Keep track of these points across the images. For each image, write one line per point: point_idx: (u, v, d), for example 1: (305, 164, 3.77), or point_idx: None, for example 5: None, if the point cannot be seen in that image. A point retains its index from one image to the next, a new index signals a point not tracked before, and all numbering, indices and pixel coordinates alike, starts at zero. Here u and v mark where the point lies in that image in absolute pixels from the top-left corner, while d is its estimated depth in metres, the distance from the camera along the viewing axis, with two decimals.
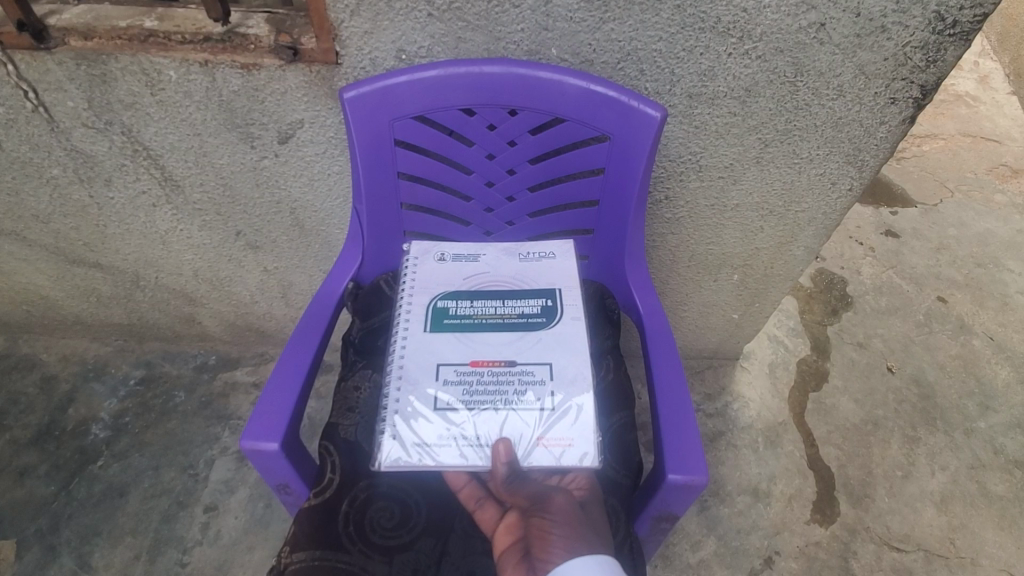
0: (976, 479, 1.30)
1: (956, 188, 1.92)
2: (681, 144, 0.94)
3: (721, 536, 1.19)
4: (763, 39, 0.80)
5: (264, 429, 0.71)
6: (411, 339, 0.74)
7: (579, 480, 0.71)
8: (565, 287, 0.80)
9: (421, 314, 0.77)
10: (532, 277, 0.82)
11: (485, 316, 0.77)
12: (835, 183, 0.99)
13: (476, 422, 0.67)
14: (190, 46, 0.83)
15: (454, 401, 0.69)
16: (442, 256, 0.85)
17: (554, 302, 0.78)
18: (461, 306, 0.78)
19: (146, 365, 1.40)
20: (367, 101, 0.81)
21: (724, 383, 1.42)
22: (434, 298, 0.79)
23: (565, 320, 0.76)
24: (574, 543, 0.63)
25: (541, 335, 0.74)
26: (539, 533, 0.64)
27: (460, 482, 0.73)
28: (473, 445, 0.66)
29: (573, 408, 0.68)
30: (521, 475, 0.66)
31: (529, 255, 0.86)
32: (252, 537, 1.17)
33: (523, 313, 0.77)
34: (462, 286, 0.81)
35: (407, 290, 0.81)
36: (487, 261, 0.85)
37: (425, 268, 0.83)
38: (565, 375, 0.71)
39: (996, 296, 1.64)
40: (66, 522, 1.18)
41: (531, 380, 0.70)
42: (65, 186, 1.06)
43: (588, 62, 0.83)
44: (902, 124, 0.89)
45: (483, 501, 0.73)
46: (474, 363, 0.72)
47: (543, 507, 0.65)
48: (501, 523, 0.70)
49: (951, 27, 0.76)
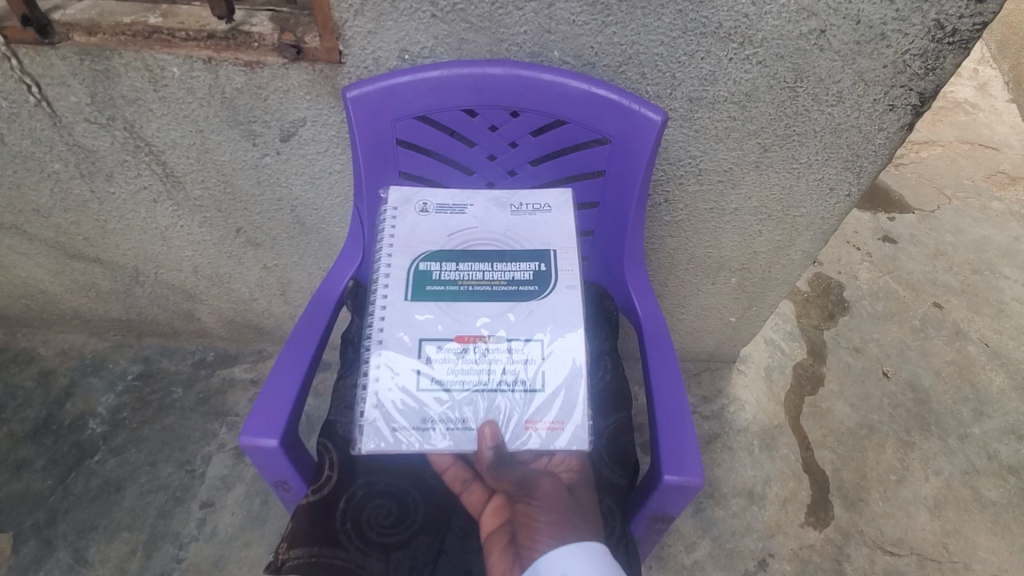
0: (969, 485, 1.31)
1: (954, 195, 1.93)
2: (681, 147, 0.94)
3: (716, 538, 1.20)
4: (763, 45, 0.80)
5: (264, 425, 0.72)
6: (392, 307, 0.72)
7: (569, 462, 0.72)
8: (559, 247, 0.77)
9: (401, 278, 0.75)
10: (525, 235, 0.79)
11: (471, 282, 0.74)
12: (833, 189, 1.00)
13: (462, 404, 0.67)
14: (193, 44, 0.83)
15: (439, 381, 0.68)
16: (424, 206, 0.81)
17: (546, 267, 0.76)
18: (445, 269, 0.76)
19: (145, 360, 1.41)
20: (371, 101, 0.81)
21: (720, 386, 1.42)
22: (416, 260, 0.76)
23: (559, 289, 0.74)
24: (560, 531, 0.64)
25: (532, 305, 0.73)
26: (525, 520, 0.65)
27: (445, 465, 0.72)
28: (460, 428, 0.67)
29: (562, 390, 0.69)
30: (507, 460, 0.66)
31: (521, 208, 0.82)
32: (248, 534, 1.17)
33: (512, 278, 0.75)
34: (446, 245, 0.78)
35: (386, 251, 0.77)
36: (474, 213, 0.81)
37: (405, 221, 0.79)
38: (554, 355, 0.70)
39: (992, 302, 1.65)
40: (62, 516, 1.18)
41: (519, 358, 0.69)
42: (66, 181, 1.06)
43: (590, 65, 0.84)
44: (900, 131, 0.89)
45: (470, 483, 0.72)
46: (460, 339, 0.70)
47: (528, 493, 0.66)
48: (489, 506, 0.71)
49: (950, 35, 0.77)
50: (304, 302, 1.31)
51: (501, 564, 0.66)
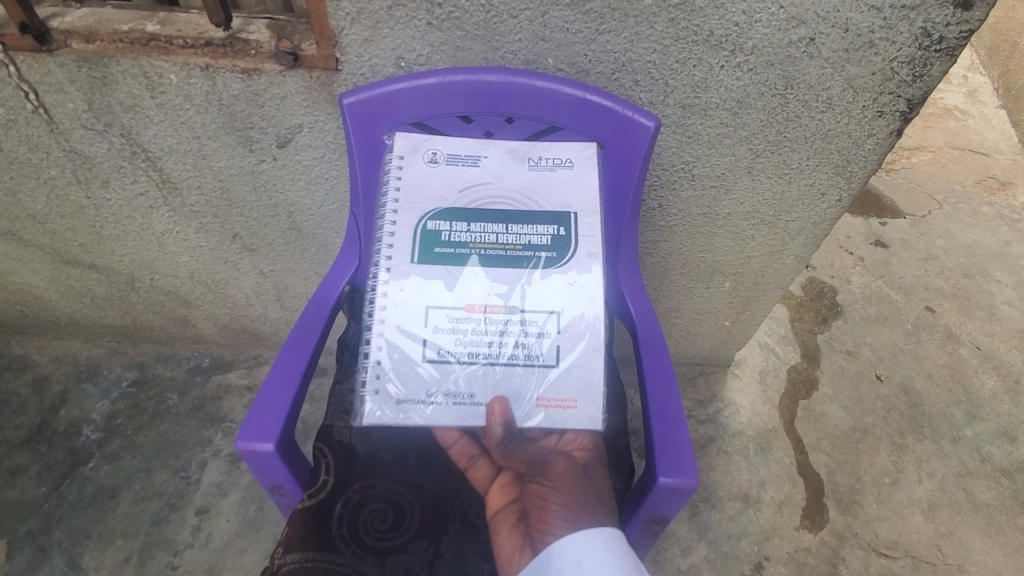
0: (963, 487, 1.32)
1: (945, 200, 1.95)
2: (675, 153, 0.95)
3: (712, 542, 1.20)
4: (754, 52, 0.82)
5: (259, 430, 0.72)
6: (398, 271, 0.73)
7: (581, 441, 0.73)
8: (581, 210, 0.77)
9: (408, 237, 0.75)
10: (543, 195, 0.78)
11: (484, 245, 0.75)
12: (824, 194, 1.01)
13: (468, 377, 0.70)
14: (191, 51, 0.84)
15: (446, 352, 0.70)
16: (435, 155, 0.81)
17: (566, 231, 0.76)
18: (455, 229, 0.76)
19: (139, 367, 1.40)
20: (367, 107, 0.82)
21: (715, 390, 1.43)
22: (424, 217, 0.76)
23: (578, 256, 0.74)
24: (576, 516, 0.64)
25: (550, 271, 0.73)
26: (539, 502, 0.66)
27: (451, 439, 0.74)
28: (467, 403, 0.70)
29: (574, 369, 0.71)
30: (518, 438, 0.70)
31: (541, 162, 0.81)
32: (244, 540, 1.16)
33: (529, 242, 0.75)
34: (457, 201, 0.77)
35: (392, 205, 0.77)
36: (488, 166, 0.80)
37: (414, 171, 0.79)
38: (568, 331, 0.72)
39: (983, 306, 1.66)
40: (56, 523, 1.17)
41: (531, 333, 0.71)
42: (62, 187, 1.06)
43: (584, 72, 0.85)
44: (889, 137, 0.91)
45: (475, 458, 0.74)
46: (470, 308, 0.71)
47: (541, 473, 0.68)
48: (494, 483, 0.72)
49: (937, 43, 0.78)
50: (300, 307, 1.31)
51: (510, 544, 0.67)
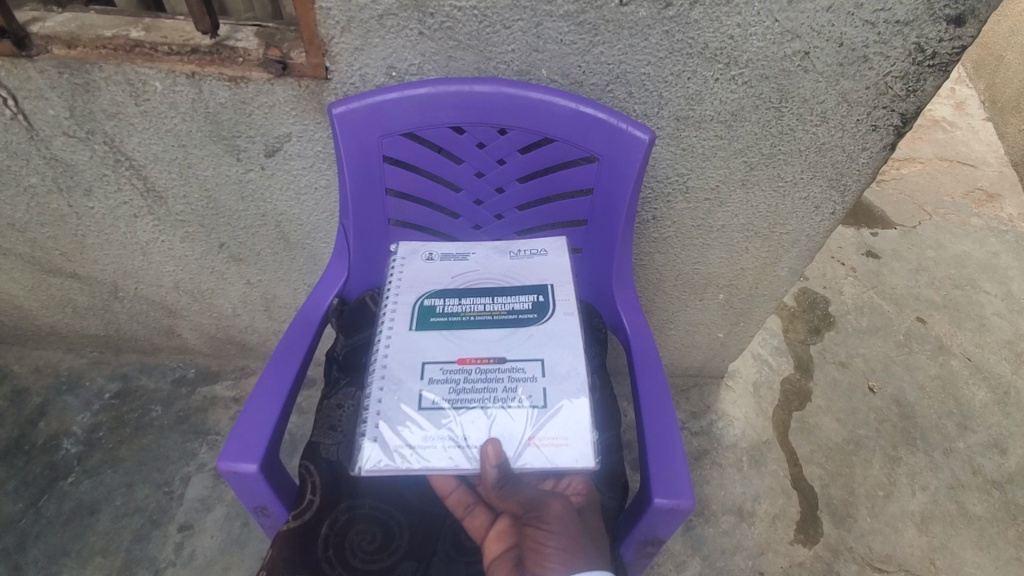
0: (955, 500, 1.31)
1: (934, 211, 1.96)
2: (669, 165, 0.95)
3: (706, 557, 1.18)
4: (749, 65, 0.81)
5: (242, 449, 0.70)
6: (396, 338, 0.73)
7: (576, 485, 0.71)
8: (556, 281, 0.79)
9: (406, 312, 0.76)
10: (523, 272, 0.81)
11: (474, 313, 0.75)
12: (818, 207, 1.01)
13: (463, 422, 0.65)
14: (176, 58, 0.82)
15: (440, 400, 0.67)
16: (430, 255, 0.84)
17: (544, 298, 0.77)
18: (448, 304, 0.77)
19: (123, 377, 1.37)
20: (357, 117, 0.81)
21: (709, 401, 1.42)
22: (421, 296, 0.78)
23: (557, 316, 0.75)
24: (571, 559, 0.61)
25: (531, 331, 0.73)
26: (534, 545, 0.63)
27: (447, 488, 0.72)
28: (461, 447, 0.64)
29: (566, 405, 0.67)
30: (511, 479, 0.64)
31: (521, 252, 0.84)
32: (228, 558, 1.13)
33: (513, 309, 0.76)
34: (449, 284, 0.80)
35: (393, 290, 0.79)
36: (477, 259, 0.83)
37: (413, 268, 0.82)
38: (558, 371, 0.69)
39: (973, 317, 1.67)
40: (32, 541, 1.13)
41: (522, 377, 0.69)
42: (43, 195, 1.03)
43: (577, 84, 0.84)
44: (882, 151, 0.90)
45: (472, 507, 0.72)
46: (461, 361, 0.70)
47: (537, 515, 0.64)
48: (492, 530, 0.69)
49: (930, 58, 0.78)
50: (288, 318, 1.28)
51: None
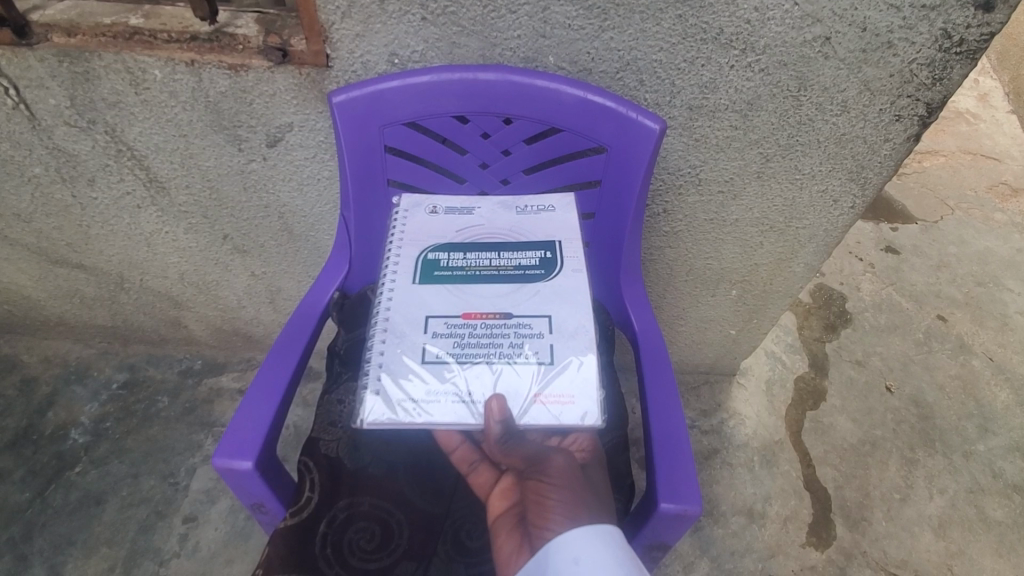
0: (974, 504, 1.27)
1: (957, 205, 1.90)
2: (681, 156, 0.91)
3: (714, 558, 1.16)
4: (766, 51, 0.77)
5: (238, 447, 0.68)
6: (400, 291, 0.70)
7: (582, 441, 0.69)
8: (564, 237, 0.76)
9: (409, 266, 0.73)
10: (531, 229, 0.78)
11: (479, 268, 0.73)
12: (837, 201, 0.97)
13: (468, 377, 0.63)
14: (175, 46, 0.80)
15: (444, 354, 0.65)
16: (434, 209, 0.80)
17: (552, 254, 0.74)
18: (453, 258, 0.74)
19: (130, 368, 1.37)
20: (357, 106, 0.79)
21: (720, 399, 1.39)
22: (425, 250, 0.75)
23: (565, 272, 0.72)
24: (574, 511, 0.61)
25: (538, 286, 0.71)
26: (536, 497, 0.62)
27: (453, 443, 0.71)
28: (465, 402, 0.62)
29: (573, 362, 0.65)
30: (516, 435, 0.62)
31: (527, 208, 0.81)
32: (232, 550, 1.13)
33: (519, 264, 0.73)
34: (454, 238, 0.77)
35: (396, 242, 0.76)
36: (482, 214, 0.80)
37: (415, 221, 0.79)
38: (565, 329, 0.67)
39: (996, 316, 1.61)
40: (39, 530, 1.14)
41: (528, 333, 0.66)
42: (47, 185, 1.03)
43: (586, 71, 0.81)
44: (906, 142, 0.86)
45: (477, 464, 0.70)
46: (466, 315, 0.68)
47: (540, 469, 0.63)
48: (495, 488, 0.69)
49: (958, 45, 0.74)
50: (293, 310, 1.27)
51: (508, 544, 0.64)
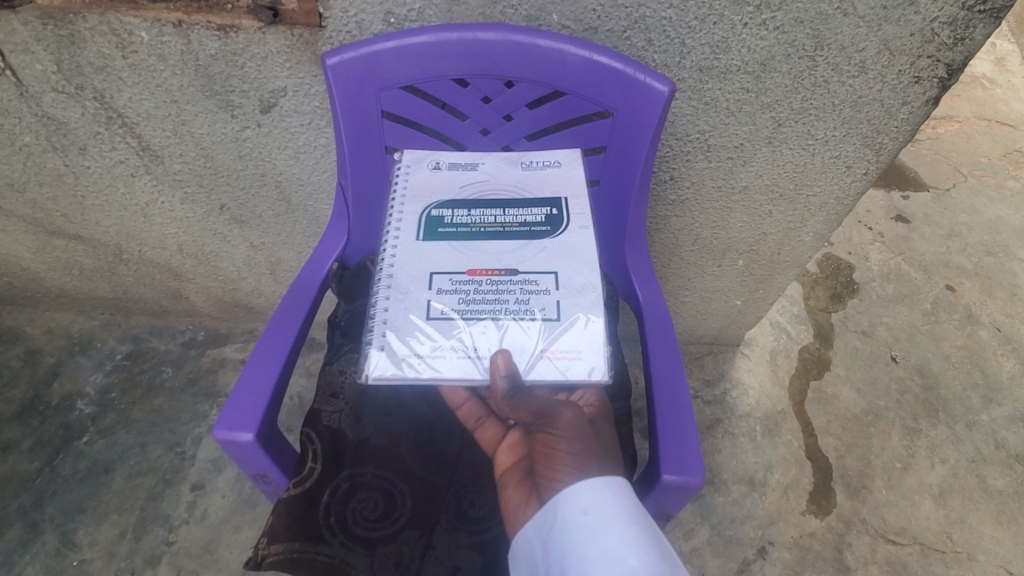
0: (976, 473, 1.28)
1: (970, 173, 1.86)
2: (689, 121, 0.88)
3: (715, 525, 1.17)
4: (781, 8, 0.73)
5: (238, 420, 0.68)
6: (403, 247, 0.69)
7: (589, 397, 0.68)
8: (572, 194, 0.74)
9: (413, 223, 0.72)
10: (537, 186, 0.75)
11: (483, 225, 0.71)
12: (850, 166, 0.93)
13: (473, 332, 0.62)
14: (161, 5, 0.77)
15: (449, 310, 0.64)
16: (437, 164, 0.78)
17: (558, 211, 0.72)
18: (457, 214, 0.72)
19: (133, 339, 1.37)
20: (353, 69, 0.75)
21: (724, 369, 1.39)
22: (428, 206, 0.73)
23: (571, 229, 0.70)
24: (583, 464, 0.60)
25: (545, 242, 0.69)
26: (545, 450, 0.62)
27: (459, 400, 0.72)
28: (470, 356, 0.61)
29: (580, 317, 0.63)
30: (524, 390, 0.61)
31: (533, 164, 0.78)
32: (239, 517, 1.15)
33: (524, 221, 0.71)
34: (458, 195, 0.75)
35: (400, 197, 0.74)
36: (486, 170, 0.77)
37: (419, 176, 0.76)
38: (572, 285, 0.66)
39: (1005, 286, 1.59)
40: (49, 498, 1.16)
41: (534, 290, 0.65)
42: (38, 154, 1.00)
43: (591, 30, 0.77)
44: (925, 105, 0.83)
45: (484, 420, 0.71)
46: (471, 272, 0.67)
47: (548, 422, 0.62)
48: (503, 442, 0.69)
49: (982, 2, 0.70)
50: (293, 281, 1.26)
51: (516, 496, 0.64)
